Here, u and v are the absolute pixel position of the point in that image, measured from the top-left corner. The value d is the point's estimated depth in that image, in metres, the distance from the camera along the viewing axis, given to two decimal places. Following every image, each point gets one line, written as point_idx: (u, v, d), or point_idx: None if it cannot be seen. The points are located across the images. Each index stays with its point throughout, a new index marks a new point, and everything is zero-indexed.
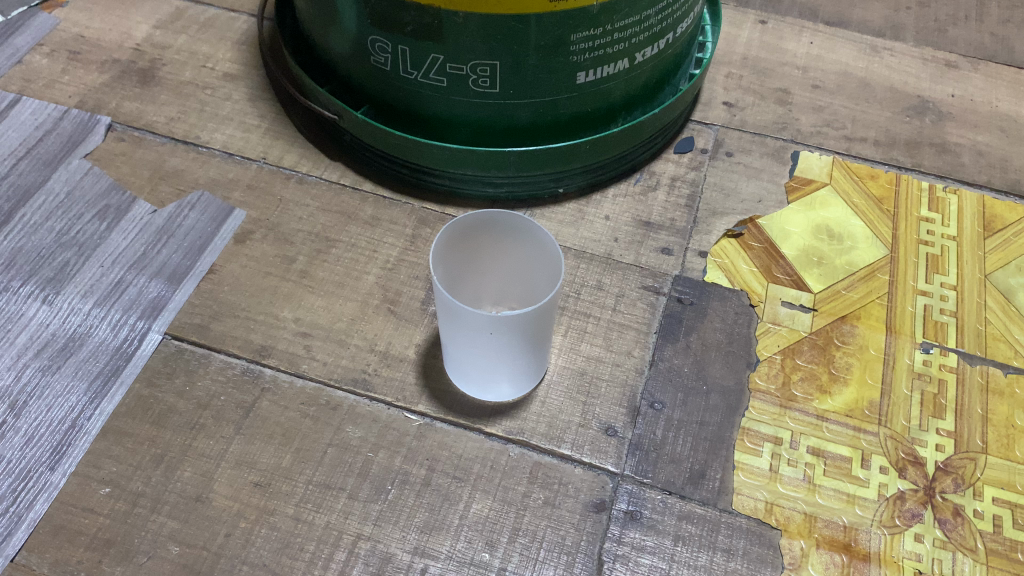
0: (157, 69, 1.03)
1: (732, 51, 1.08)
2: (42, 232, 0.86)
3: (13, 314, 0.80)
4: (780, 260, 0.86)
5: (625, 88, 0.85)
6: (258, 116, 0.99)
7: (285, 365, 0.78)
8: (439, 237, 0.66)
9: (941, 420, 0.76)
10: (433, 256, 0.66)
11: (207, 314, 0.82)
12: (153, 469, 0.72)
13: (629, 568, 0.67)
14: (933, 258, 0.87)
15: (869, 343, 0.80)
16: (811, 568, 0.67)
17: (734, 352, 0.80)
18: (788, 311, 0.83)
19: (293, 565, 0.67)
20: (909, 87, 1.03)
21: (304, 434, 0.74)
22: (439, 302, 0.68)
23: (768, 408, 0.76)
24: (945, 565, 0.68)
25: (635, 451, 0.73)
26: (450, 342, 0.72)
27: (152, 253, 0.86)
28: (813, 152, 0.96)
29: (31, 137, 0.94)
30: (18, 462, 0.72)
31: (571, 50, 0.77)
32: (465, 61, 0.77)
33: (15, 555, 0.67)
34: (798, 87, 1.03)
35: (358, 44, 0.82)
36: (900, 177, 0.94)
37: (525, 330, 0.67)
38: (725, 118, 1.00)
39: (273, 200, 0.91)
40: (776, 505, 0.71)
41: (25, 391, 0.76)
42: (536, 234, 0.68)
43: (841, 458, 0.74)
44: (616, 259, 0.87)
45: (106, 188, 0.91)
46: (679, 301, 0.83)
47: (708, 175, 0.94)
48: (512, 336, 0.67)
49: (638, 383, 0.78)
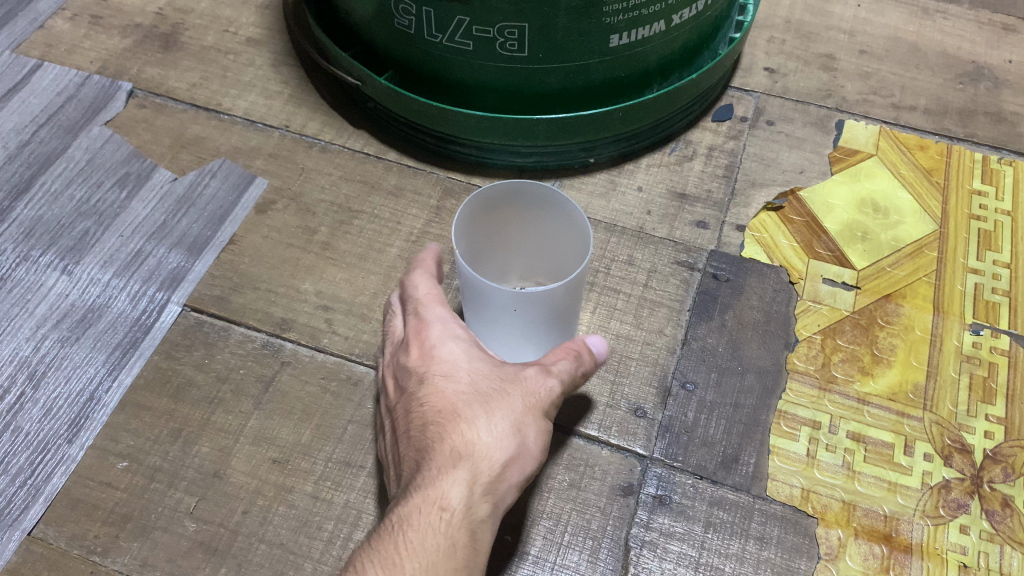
0: (179, 34, 1.01)
1: (775, 14, 1.03)
2: (63, 200, 0.85)
3: (32, 284, 0.79)
4: (822, 235, 0.82)
5: (661, 52, 0.81)
6: (281, 83, 0.96)
7: (305, 339, 0.76)
8: (462, 209, 0.63)
9: (991, 406, 0.72)
10: (456, 229, 0.63)
11: (228, 286, 0.80)
12: (171, 443, 0.70)
13: (657, 555, 0.64)
14: (985, 234, 0.82)
15: (915, 323, 0.76)
16: (848, 559, 0.64)
17: (772, 332, 0.76)
18: (830, 289, 0.79)
19: (311, 544, 0.65)
20: (963, 53, 0.98)
21: (324, 410, 0.72)
22: (461, 277, 0.64)
23: (806, 391, 0.73)
24: (993, 559, 0.64)
25: (665, 434, 0.71)
26: (475, 319, 0.69)
27: (172, 222, 0.84)
28: (858, 121, 0.91)
29: (53, 103, 0.93)
30: (36, 435, 0.71)
31: (605, 11, 0.73)
32: (492, 23, 0.73)
33: (32, 529, 0.66)
34: (844, 53, 0.98)
35: (381, 6, 0.78)
36: (952, 147, 0.89)
37: (554, 305, 0.64)
38: (766, 85, 0.96)
39: (296, 169, 0.88)
40: (812, 492, 0.68)
41: (44, 362, 0.75)
42: (562, 205, 0.65)
43: (883, 444, 0.70)
44: (649, 232, 0.83)
45: (126, 156, 0.89)
46: (714, 277, 0.80)
47: (748, 145, 0.90)
48: (539, 311, 0.64)
49: (669, 362, 0.75)
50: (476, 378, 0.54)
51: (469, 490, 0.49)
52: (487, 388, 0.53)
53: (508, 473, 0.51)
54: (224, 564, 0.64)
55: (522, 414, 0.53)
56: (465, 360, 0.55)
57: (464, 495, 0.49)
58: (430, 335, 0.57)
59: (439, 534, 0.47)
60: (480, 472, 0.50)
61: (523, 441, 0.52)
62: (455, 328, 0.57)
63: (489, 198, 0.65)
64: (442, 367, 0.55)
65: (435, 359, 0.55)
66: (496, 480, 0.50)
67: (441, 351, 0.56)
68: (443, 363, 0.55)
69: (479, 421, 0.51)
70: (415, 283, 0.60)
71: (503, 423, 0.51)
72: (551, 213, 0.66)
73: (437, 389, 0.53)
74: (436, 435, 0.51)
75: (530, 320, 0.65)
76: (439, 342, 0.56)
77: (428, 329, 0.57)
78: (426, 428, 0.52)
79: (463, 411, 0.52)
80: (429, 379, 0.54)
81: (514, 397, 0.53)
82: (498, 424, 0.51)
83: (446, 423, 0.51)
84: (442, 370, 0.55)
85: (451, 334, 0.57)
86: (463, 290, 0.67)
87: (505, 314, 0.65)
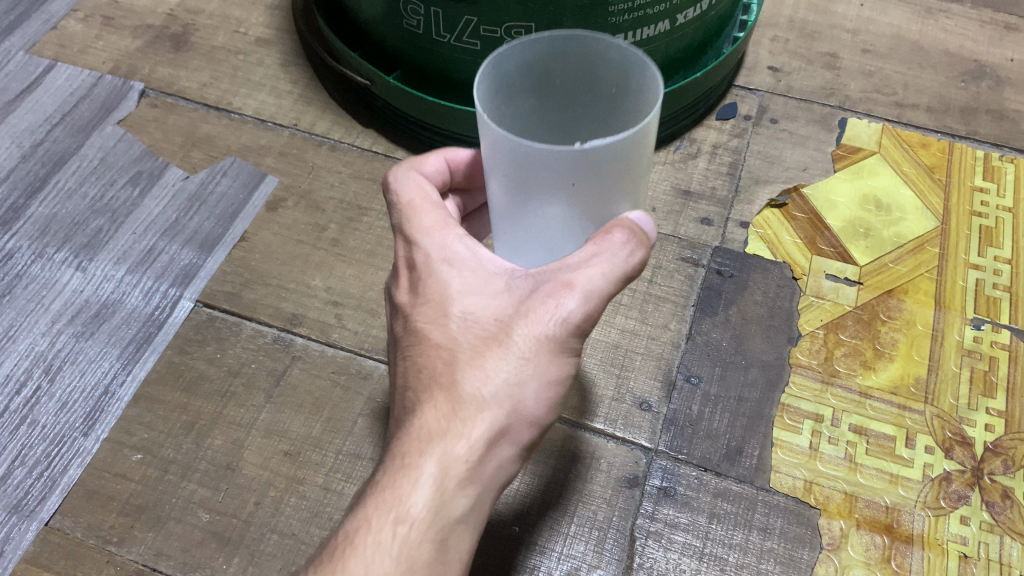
0: (189, 34, 1.02)
1: (778, 13, 1.04)
2: (77, 198, 0.86)
3: (47, 280, 0.81)
4: (825, 231, 0.83)
5: (666, 51, 0.82)
6: (290, 82, 0.98)
7: (316, 334, 0.78)
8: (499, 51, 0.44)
9: (992, 399, 0.73)
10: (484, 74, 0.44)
11: (239, 282, 0.81)
12: (184, 435, 0.72)
13: (662, 545, 0.66)
14: (986, 230, 0.83)
15: (917, 318, 0.77)
16: (850, 549, 0.65)
17: (775, 326, 0.77)
18: (832, 284, 0.80)
19: (322, 534, 0.67)
20: (965, 51, 0.98)
21: (335, 403, 0.73)
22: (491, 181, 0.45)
23: (809, 385, 0.74)
24: (992, 549, 0.65)
25: (670, 427, 0.72)
26: (511, 239, 0.51)
27: (184, 220, 0.85)
28: (861, 119, 0.92)
29: (66, 103, 0.94)
30: (52, 427, 0.72)
31: (610, 11, 0.73)
32: (500, 23, 0.74)
33: (49, 519, 0.67)
34: (847, 51, 0.99)
35: (390, 6, 0.80)
36: (954, 145, 0.90)
37: (621, 178, 0.44)
38: (770, 83, 0.97)
39: (305, 167, 0.90)
40: (815, 484, 0.69)
41: (59, 356, 0.76)
42: (611, 52, 0.46)
43: (885, 437, 0.71)
44: (654, 229, 0.84)
45: (139, 154, 0.90)
46: (718, 273, 0.81)
47: (752, 143, 0.91)
48: (594, 194, 0.44)
49: (673, 357, 0.76)
50: (467, 322, 0.46)
51: (439, 486, 0.45)
52: (478, 338, 0.46)
53: (490, 456, 0.46)
54: (237, 554, 0.66)
55: (512, 379, 0.45)
56: (458, 297, 0.47)
57: (433, 493, 0.45)
58: (421, 261, 0.49)
59: (388, 555, 0.44)
60: (459, 449, 0.45)
61: (507, 412, 0.46)
62: (451, 253, 0.49)
63: (516, 69, 0.47)
64: (431, 307, 0.48)
65: (425, 294, 0.48)
66: (474, 469, 0.45)
67: (433, 284, 0.48)
68: (432, 304, 0.48)
69: (465, 380, 0.45)
70: (397, 188, 0.52)
71: (496, 377, 0.45)
72: (602, 73, 0.48)
73: (423, 332, 0.47)
74: (416, 402, 0.47)
75: (585, 210, 0.45)
76: (428, 270, 0.49)
77: (421, 255, 0.49)
78: (410, 385, 0.47)
79: (446, 377, 0.46)
80: (417, 319, 0.48)
81: (506, 355, 0.45)
82: (483, 392, 0.45)
83: (425, 392, 0.46)
84: (433, 307, 0.47)
85: (446, 261, 0.48)
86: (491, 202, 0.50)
87: (550, 208, 0.45)
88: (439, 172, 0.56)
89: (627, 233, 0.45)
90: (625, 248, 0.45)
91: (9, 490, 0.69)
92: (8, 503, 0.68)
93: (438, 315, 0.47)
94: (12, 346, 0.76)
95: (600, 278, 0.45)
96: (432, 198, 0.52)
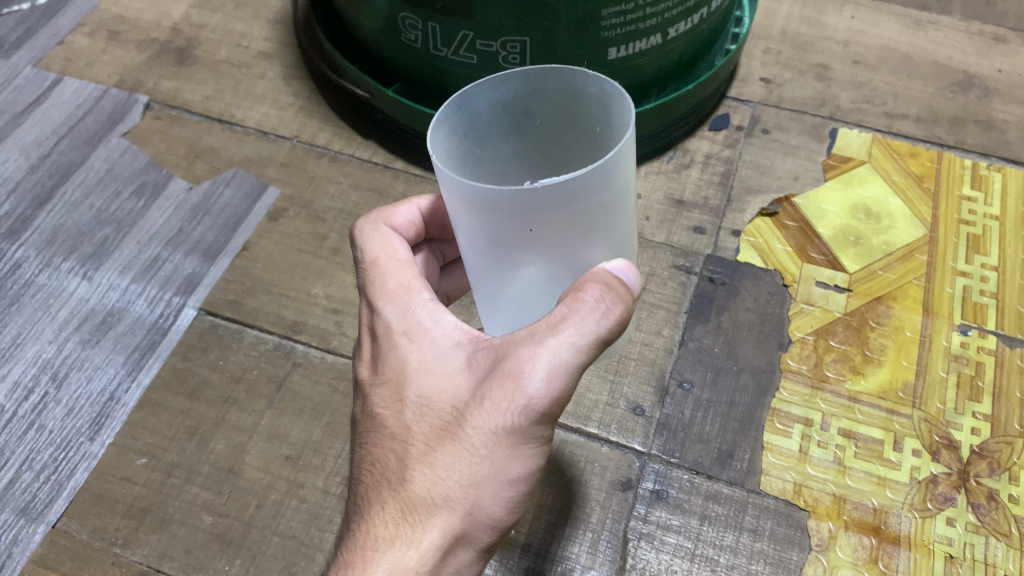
0: (194, 48, 1.04)
1: (770, 26, 1.06)
2: (83, 208, 0.88)
3: (54, 289, 0.82)
4: (815, 240, 0.85)
5: (658, 63, 0.84)
6: (292, 94, 1.00)
7: (316, 341, 0.79)
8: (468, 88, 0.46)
9: (978, 403, 0.74)
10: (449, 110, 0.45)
11: (241, 290, 0.83)
12: (187, 440, 0.74)
13: (654, 546, 0.67)
14: (973, 238, 0.85)
15: (905, 324, 0.79)
16: (839, 550, 0.67)
17: (766, 332, 0.79)
18: (822, 291, 0.81)
19: (322, 536, 0.68)
20: (954, 62, 1.00)
21: (335, 408, 0.75)
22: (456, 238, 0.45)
23: (799, 390, 0.75)
24: (978, 550, 0.67)
25: (662, 431, 0.73)
26: (488, 297, 0.50)
27: (188, 229, 0.87)
28: (852, 129, 0.94)
29: (73, 116, 0.96)
30: (59, 433, 0.74)
31: (603, 25, 0.75)
32: (495, 38, 0.76)
33: (56, 522, 0.69)
34: (838, 63, 1.01)
35: (389, 21, 0.82)
36: (943, 154, 0.92)
37: (584, 220, 0.42)
38: (762, 94, 0.98)
39: (307, 177, 0.92)
40: (804, 486, 0.70)
41: (66, 363, 0.78)
42: (589, 87, 0.45)
43: (873, 440, 0.72)
44: (648, 237, 0.86)
45: (143, 166, 0.92)
46: (710, 280, 0.83)
47: (744, 153, 0.93)
48: (562, 238, 0.43)
49: (666, 362, 0.77)
50: (421, 415, 0.45)
51: None
52: (431, 425, 0.45)
53: (453, 551, 0.45)
54: (239, 555, 0.67)
55: (470, 477, 0.44)
56: (414, 378, 0.46)
57: None
58: (380, 338, 0.49)
59: None
60: (408, 558, 0.44)
61: (468, 511, 0.44)
62: (412, 324, 0.48)
63: (486, 110, 0.48)
64: (389, 388, 0.47)
65: (384, 371, 0.48)
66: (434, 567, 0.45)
67: (392, 361, 0.48)
68: (390, 384, 0.47)
69: (414, 479, 0.45)
70: (365, 242, 0.54)
71: (449, 474, 0.44)
72: (584, 107, 0.48)
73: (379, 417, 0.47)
74: (373, 495, 0.46)
75: (555, 255, 0.44)
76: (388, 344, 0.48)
77: (382, 326, 0.49)
78: (367, 477, 0.47)
79: (400, 473, 0.45)
80: (375, 402, 0.48)
81: (461, 449, 0.44)
82: (437, 491, 0.44)
83: (381, 485, 0.46)
84: (389, 392, 0.47)
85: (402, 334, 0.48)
86: (467, 268, 0.49)
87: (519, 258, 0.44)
88: (412, 223, 0.57)
89: (602, 289, 0.43)
90: (599, 305, 0.43)
91: (17, 493, 0.70)
92: (16, 505, 0.70)
93: (395, 397, 0.47)
94: (20, 353, 0.78)
95: (566, 352, 0.42)
96: (398, 255, 0.52)
